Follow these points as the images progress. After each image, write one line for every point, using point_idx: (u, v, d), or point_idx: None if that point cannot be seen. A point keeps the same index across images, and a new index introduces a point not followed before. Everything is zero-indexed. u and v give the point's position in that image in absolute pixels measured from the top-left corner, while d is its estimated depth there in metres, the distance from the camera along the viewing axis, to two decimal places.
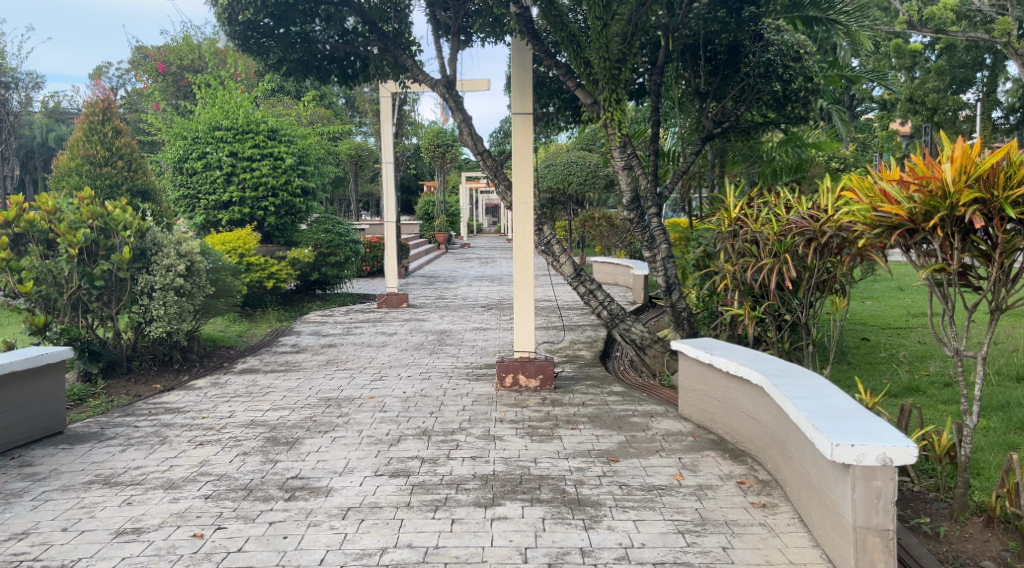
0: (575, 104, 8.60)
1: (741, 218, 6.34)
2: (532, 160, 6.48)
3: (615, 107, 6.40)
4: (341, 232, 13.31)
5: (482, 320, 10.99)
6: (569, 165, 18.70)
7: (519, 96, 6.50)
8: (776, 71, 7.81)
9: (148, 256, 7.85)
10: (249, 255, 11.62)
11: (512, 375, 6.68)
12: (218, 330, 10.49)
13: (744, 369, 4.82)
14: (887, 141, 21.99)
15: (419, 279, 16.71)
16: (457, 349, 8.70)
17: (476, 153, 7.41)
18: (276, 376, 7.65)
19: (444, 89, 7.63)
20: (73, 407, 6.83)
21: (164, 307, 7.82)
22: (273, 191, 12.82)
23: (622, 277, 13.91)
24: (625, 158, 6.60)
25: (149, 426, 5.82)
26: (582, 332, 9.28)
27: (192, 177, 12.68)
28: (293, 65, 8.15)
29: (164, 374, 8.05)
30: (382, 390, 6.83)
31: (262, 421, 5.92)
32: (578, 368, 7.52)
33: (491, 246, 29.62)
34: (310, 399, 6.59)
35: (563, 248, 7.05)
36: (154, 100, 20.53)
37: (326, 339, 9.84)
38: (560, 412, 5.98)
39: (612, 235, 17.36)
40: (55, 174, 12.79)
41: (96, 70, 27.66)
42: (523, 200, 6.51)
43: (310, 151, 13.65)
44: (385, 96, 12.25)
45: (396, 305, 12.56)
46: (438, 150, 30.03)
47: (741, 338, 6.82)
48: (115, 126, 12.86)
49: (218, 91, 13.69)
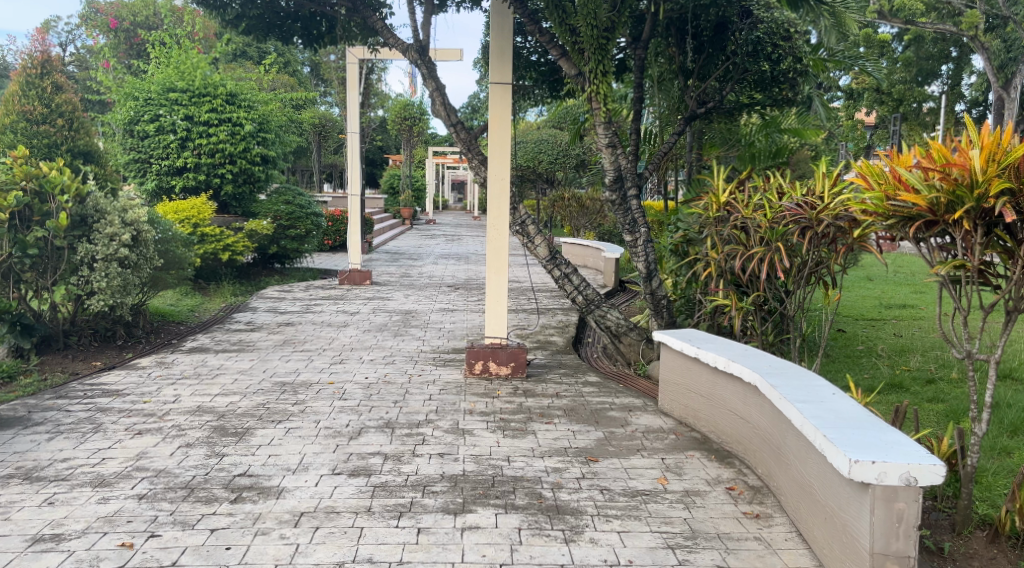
0: (554, 77, 8.14)
1: (731, 202, 5.99)
2: (510, 135, 6.06)
3: (601, 78, 5.98)
4: (302, 204, 12.77)
5: (448, 300, 10.55)
6: (539, 143, 18.34)
7: (498, 65, 6.04)
8: (765, 50, 7.41)
9: (89, 224, 7.33)
10: (204, 225, 11.03)
11: (482, 362, 6.28)
12: (168, 304, 9.93)
13: (734, 364, 4.46)
14: (852, 131, 21.82)
15: (383, 255, 16.20)
16: (422, 331, 8.26)
17: (450, 125, 6.94)
18: (228, 356, 7.15)
19: (416, 55, 7.11)
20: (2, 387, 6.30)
21: (107, 279, 7.32)
22: (230, 158, 12.20)
23: (592, 259, 13.56)
24: (609, 135, 6.18)
25: (83, 411, 5.33)
26: (554, 316, 8.89)
27: (144, 140, 11.98)
28: (252, 22, 7.59)
29: (105, 352, 7.55)
30: (342, 375, 6.38)
31: (209, 407, 5.45)
32: (550, 355, 7.13)
33: (457, 223, 29.15)
34: (264, 384, 6.12)
35: (539, 229, 6.58)
36: (105, 57, 19.58)
37: (284, 317, 9.33)
38: (533, 404, 5.59)
39: (581, 216, 16.98)
40: None
41: (44, 24, 26.46)
42: (498, 177, 6.09)
43: (271, 118, 13.02)
44: (353, 62, 11.55)
45: (359, 282, 12.09)
46: (406, 122, 29.38)
47: (721, 328, 6.48)
48: (57, 80, 11.04)
49: (174, 52, 13.03)
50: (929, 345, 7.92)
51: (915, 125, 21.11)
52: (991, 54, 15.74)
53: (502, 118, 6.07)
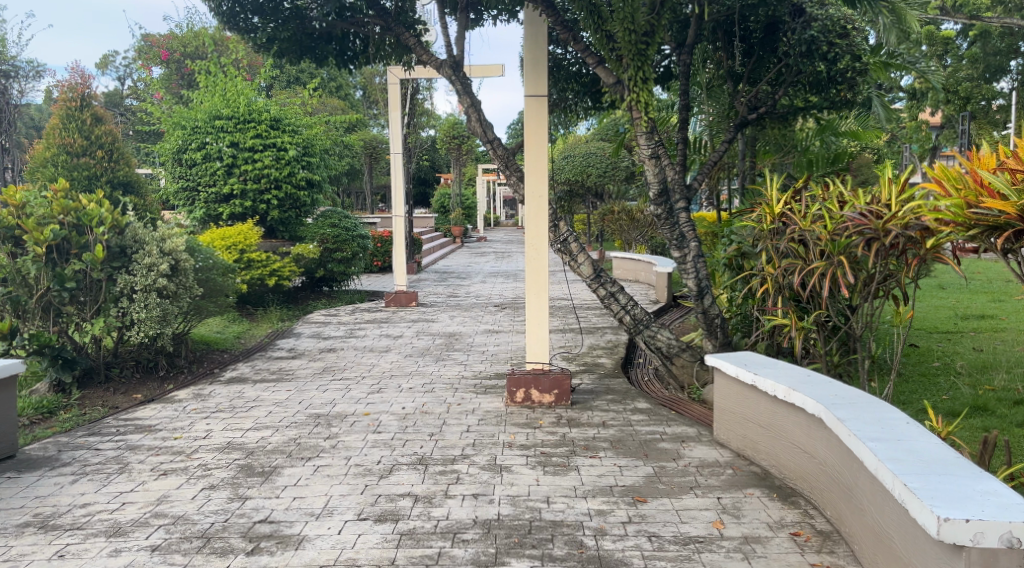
0: (596, 88, 7.80)
1: (787, 213, 5.55)
2: (548, 150, 5.76)
3: (642, 86, 5.62)
4: (348, 226, 12.60)
5: (494, 321, 10.26)
6: (588, 156, 17.99)
7: (533, 76, 5.75)
8: (819, 49, 6.76)
9: (128, 254, 7.24)
10: (250, 251, 10.91)
11: (524, 390, 5.94)
12: (214, 331, 9.85)
13: (795, 395, 4.06)
14: (914, 133, 20.88)
15: (431, 275, 16.02)
16: (465, 355, 7.96)
17: (486, 141, 6.66)
18: (265, 386, 6.95)
19: (450, 71, 6.88)
20: (41, 423, 6.20)
21: (146, 310, 7.21)
22: (276, 183, 12.17)
23: (644, 274, 13.14)
24: (652, 145, 5.80)
25: (112, 450, 5.16)
26: (603, 337, 8.51)
27: (191, 168, 12.00)
28: (284, 44, 7.38)
29: (146, 383, 7.44)
30: (378, 405, 6.10)
31: (238, 444, 5.22)
32: (597, 378, 6.75)
33: (509, 240, 29.00)
34: (297, 416, 5.88)
35: (582, 246, 6.21)
36: (158, 89, 19.96)
37: (327, 342, 9.13)
38: (577, 435, 5.23)
39: (632, 229, 16.54)
40: (28, 167, 11.03)
41: (102, 59, 27.22)
42: (536, 195, 5.79)
43: (316, 142, 12.96)
44: (393, 83, 11.40)
45: (405, 303, 11.86)
46: (455, 141, 29.34)
47: (780, 347, 6.03)
48: (96, 112, 11.12)
49: (219, 78, 12.95)
50: (1013, 361, 7.30)
51: (982, 124, 20.10)
52: None
53: (540, 132, 5.76)
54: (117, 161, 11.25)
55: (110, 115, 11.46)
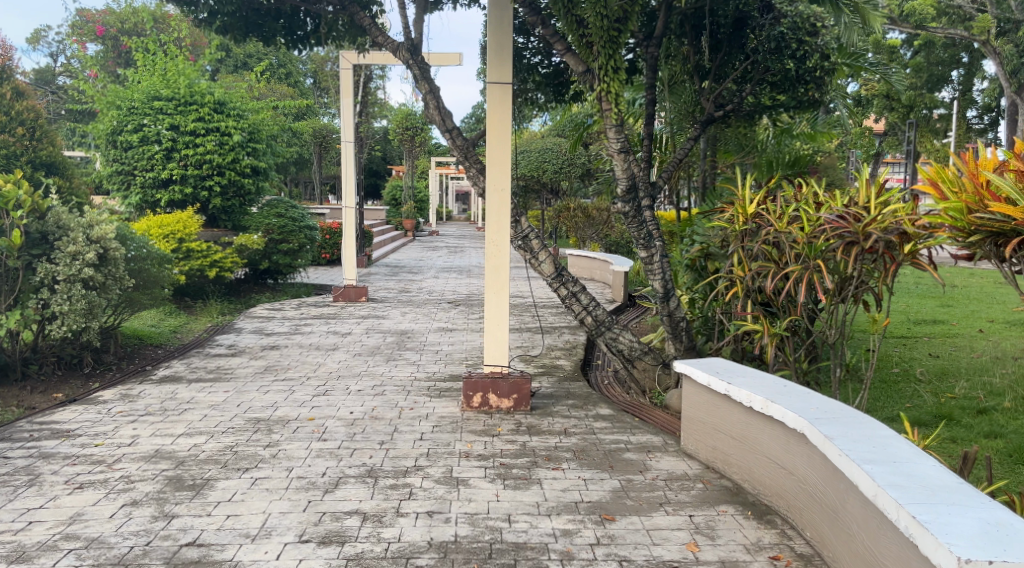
0: (560, 79, 7.50)
1: (761, 213, 5.25)
2: (512, 142, 5.44)
3: (612, 76, 5.31)
4: (295, 217, 12.09)
5: (447, 319, 9.90)
6: (543, 152, 17.73)
7: (497, 60, 5.40)
8: (788, 46, 6.41)
9: (50, 242, 6.82)
10: (190, 240, 10.36)
11: (481, 395, 5.58)
12: (149, 324, 9.31)
13: (775, 407, 3.74)
14: (861, 138, 21.15)
15: (382, 269, 15.57)
16: (418, 355, 7.58)
17: (445, 130, 6.29)
18: (201, 387, 6.50)
19: (407, 54, 6.45)
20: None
21: (69, 302, 6.72)
22: (218, 169, 11.57)
23: (599, 272, 12.90)
24: (621, 139, 5.45)
25: (23, 459, 4.72)
26: (561, 337, 8.20)
27: (127, 151, 11.32)
28: (228, 19, 6.89)
29: (68, 382, 6.95)
30: (324, 409, 5.69)
31: (167, 453, 4.80)
32: (557, 381, 6.41)
33: (462, 234, 28.67)
34: (235, 421, 5.45)
35: (543, 243, 5.86)
36: (94, 68, 19.12)
37: (270, 339, 8.66)
38: (539, 444, 4.86)
39: (588, 226, 16.29)
40: None
41: (34, 34, 26.06)
42: (498, 189, 5.44)
43: (263, 128, 12.41)
44: (345, 68, 10.91)
45: (354, 298, 11.41)
46: (408, 132, 28.84)
47: (745, 352, 5.75)
48: (16, 86, 10.26)
49: (160, 58, 12.32)
50: (973, 368, 7.20)
51: (926, 131, 20.44)
52: (1002, 58, 15.22)
53: (504, 122, 5.42)
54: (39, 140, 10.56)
55: (34, 91, 10.65)
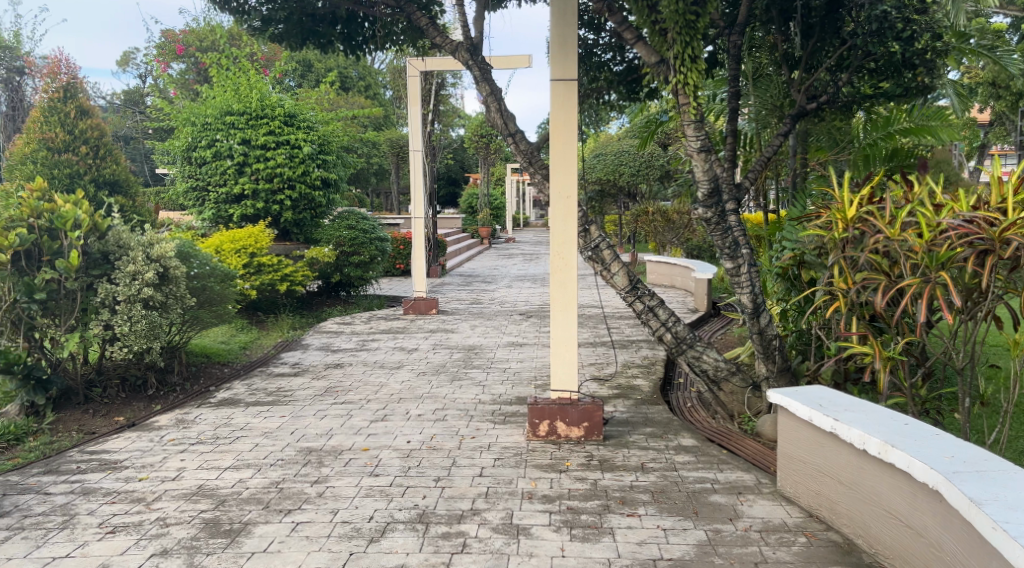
0: (634, 77, 6.92)
1: (864, 217, 4.53)
2: (578, 146, 4.93)
3: (691, 65, 4.73)
4: (366, 228, 11.78)
5: (518, 332, 9.41)
6: (620, 154, 17.10)
7: (559, 54, 4.88)
8: (893, 26, 5.49)
9: (112, 261, 6.68)
10: (261, 254, 10.13)
11: (548, 423, 5.05)
12: (218, 340, 9.16)
13: (897, 454, 3.11)
14: (963, 130, 19.70)
15: (456, 279, 15.22)
16: (484, 374, 7.10)
17: (507, 135, 5.80)
18: (257, 411, 6.19)
19: (466, 55, 5.97)
20: (4, 454, 5.72)
21: (130, 323, 6.57)
22: (289, 182, 11.38)
23: (681, 279, 12.20)
24: (701, 136, 4.85)
25: (63, 496, 4.61)
26: (640, 353, 7.60)
27: (201, 167, 11.29)
28: (284, 27, 6.53)
29: (132, 404, 6.82)
30: (379, 438, 5.27)
31: (209, 490, 4.49)
32: (635, 405, 5.79)
33: (539, 241, 28.29)
34: (285, 452, 5.08)
35: (616, 253, 5.31)
36: (175, 87, 19.54)
37: (335, 356, 8.34)
38: (614, 481, 4.28)
39: (668, 231, 15.48)
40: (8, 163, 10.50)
41: (124, 56, 27.01)
42: (565, 197, 4.93)
43: (333, 139, 12.17)
44: (412, 74, 10.49)
45: (425, 311, 11.05)
46: (483, 140, 28.56)
47: (847, 373, 5.05)
48: (81, 104, 10.56)
49: (233, 73, 12.18)
50: None
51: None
52: None
53: (569, 124, 4.91)
54: (104, 158, 10.66)
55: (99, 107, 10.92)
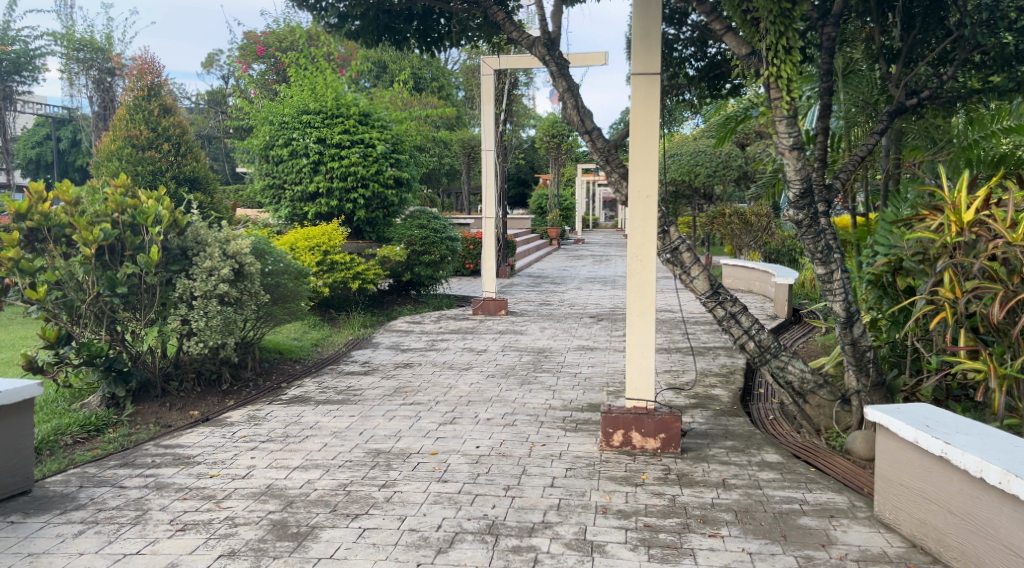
0: (717, 72, 6.69)
1: (981, 222, 4.25)
2: (659, 144, 4.73)
3: (785, 58, 4.46)
4: (437, 228, 11.69)
5: (589, 336, 9.21)
6: (695, 154, 16.75)
7: (642, 48, 4.68)
8: (1006, 17, 5.13)
9: (189, 257, 6.75)
10: (334, 252, 10.16)
11: (623, 433, 4.85)
12: (291, 337, 9.23)
13: (1022, 484, 2.86)
14: None
15: (525, 279, 15.08)
16: (554, 379, 6.93)
17: (583, 132, 5.63)
18: (327, 410, 6.15)
19: (543, 50, 5.81)
20: (83, 444, 5.80)
21: (206, 318, 6.63)
22: (363, 181, 11.38)
23: (759, 284, 11.81)
24: (795, 133, 4.58)
25: (137, 490, 4.63)
26: (717, 360, 7.32)
27: (278, 165, 11.40)
28: (361, 24, 6.49)
29: (207, 398, 6.89)
30: (448, 442, 5.16)
31: (278, 490, 4.45)
32: (713, 416, 5.54)
33: (608, 243, 27.96)
34: (354, 453, 5.02)
35: (696, 256, 5.07)
36: (255, 86, 19.93)
37: (404, 355, 8.29)
38: (693, 497, 4.07)
39: (745, 234, 15.08)
40: (95, 160, 10.77)
41: (208, 58, 27.75)
42: (644, 197, 4.73)
43: (406, 138, 12.16)
44: (487, 73, 10.40)
45: (494, 312, 10.94)
46: (554, 140, 28.39)
47: (949, 390, 4.80)
48: (165, 102, 10.77)
49: (309, 72, 12.29)
50: None
51: None
52: None
53: (650, 120, 4.71)
54: (185, 155, 10.87)
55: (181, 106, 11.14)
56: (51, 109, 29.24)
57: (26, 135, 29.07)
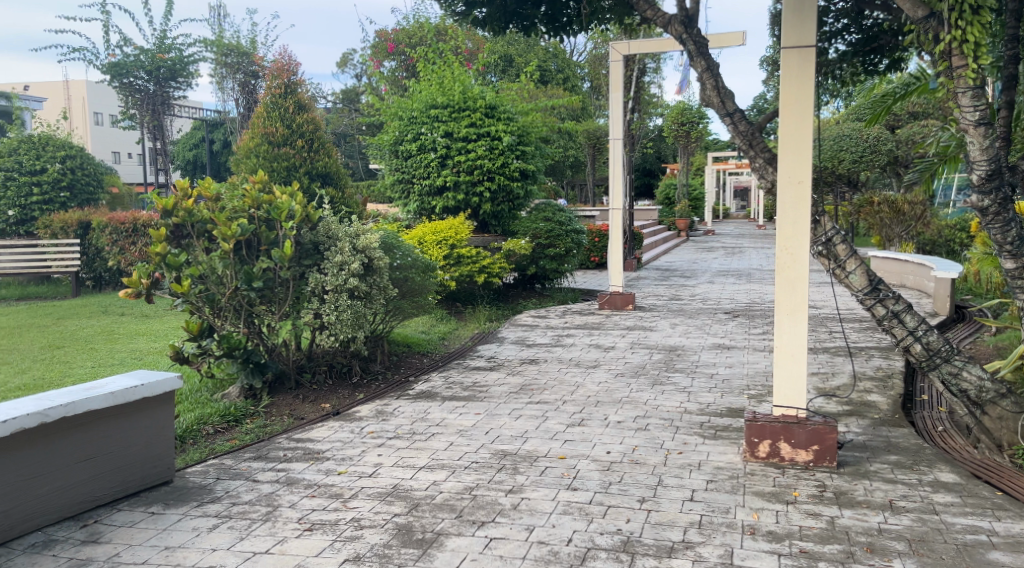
0: (873, 46, 6.25)
1: None
2: (813, 125, 4.29)
3: (973, 18, 4.00)
4: (563, 220, 11.45)
5: (724, 333, 8.72)
6: (839, 139, 15.93)
7: (794, 20, 4.26)
8: None
9: (321, 251, 6.77)
10: (460, 246, 10.08)
11: (769, 443, 4.45)
12: (419, 330, 9.21)
13: None
14: None
15: (654, 273, 14.60)
16: (689, 380, 6.54)
17: (724, 114, 5.23)
18: (453, 407, 6.01)
19: (680, 28, 5.46)
20: (223, 434, 5.90)
21: (337, 312, 6.63)
22: (489, 174, 11.25)
23: (914, 277, 10.95)
24: (980, 107, 4.13)
25: (268, 485, 4.62)
26: (871, 363, 6.70)
27: (407, 160, 11.47)
28: (488, 10, 6.28)
29: (338, 391, 6.91)
30: (577, 445, 4.89)
31: (404, 491, 4.32)
32: (871, 426, 5.04)
33: (739, 234, 26.85)
34: (480, 454, 4.84)
35: (852, 249, 4.60)
36: (385, 83, 20.27)
37: (530, 351, 8.08)
38: (857, 521, 3.64)
39: (896, 224, 14.03)
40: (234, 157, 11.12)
41: (342, 57, 28.50)
42: (795, 183, 4.32)
43: (533, 130, 11.92)
44: (617, 59, 10.01)
45: (621, 306, 10.59)
46: (683, 129, 27.58)
47: None
48: (299, 98, 11.01)
49: (438, 66, 12.27)
50: None
51: None
52: None
53: (803, 98, 4.28)
54: (318, 151, 11.09)
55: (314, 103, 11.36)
56: (204, 113, 30.90)
57: (182, 138, 30.88)
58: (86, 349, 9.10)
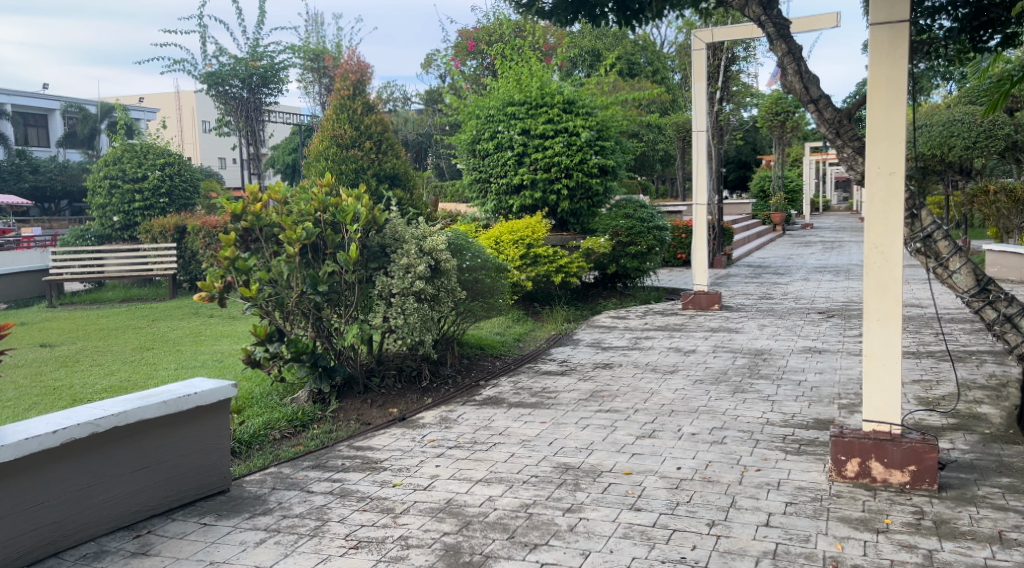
0: (982, 20, 5.62)
1: None
2: (907, 108, 3.83)
3: None
4: (644, 217, 11.05)
5: (816, 335, 8.17)
6: (951, 124, 14.76)
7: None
8: None
9: (388, 254, 6.63)
10: (537, 245, 9.81)
11: (858, 462, 4.01)
12: (494, 332, 9.00)
13: None
14: None
15: (744, 270, 13.98)
16: (774, 387, 6.09)
17: (807, 102, 4.79)
18: (519, 415, 5.76)
19: (758, 8, 5.02)
20: (289, 439, 5.80)
21: (404, 316, 6.45)
22: (567, 171, 10.93)
23: None
24: None
25: (321, 497, 4.47)
26: (981, 369, 6.09)
27: (485, 159, 11.30)
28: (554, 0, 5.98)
29: (408, 395, 6.73)
30: (645, 460, 4.55)
31: (457, 507, 4.08)
32: (978, 442, 4.52)
33: (839, 227, 25.66)
34: (541, 467, 4.56)
35: (956, 245, 4.10)
36: (468, 81, 20.22)
37: (606, 354, 7.76)
38: (959, 557, 3.20)
39: (1015, 214, 13.06)
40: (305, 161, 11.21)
41: (428, 58, 28.66)
42: (886, 174, 3.87)
43: (614, 125, 11.52)
44: (699, 48, 9.53)
45: (706, 306, 10.12)
46: (778, 118, 26.53)
47: None
48: (367, 100, 10.99)
49: (516, 62, 12.04)
50: None
51: None
52: None
53: (895, 78, 3.82)
54: (386, 153, 11.07)
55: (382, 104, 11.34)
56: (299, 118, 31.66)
57: (281, 143, 31.74)
58: (174, 351, 9.27)
